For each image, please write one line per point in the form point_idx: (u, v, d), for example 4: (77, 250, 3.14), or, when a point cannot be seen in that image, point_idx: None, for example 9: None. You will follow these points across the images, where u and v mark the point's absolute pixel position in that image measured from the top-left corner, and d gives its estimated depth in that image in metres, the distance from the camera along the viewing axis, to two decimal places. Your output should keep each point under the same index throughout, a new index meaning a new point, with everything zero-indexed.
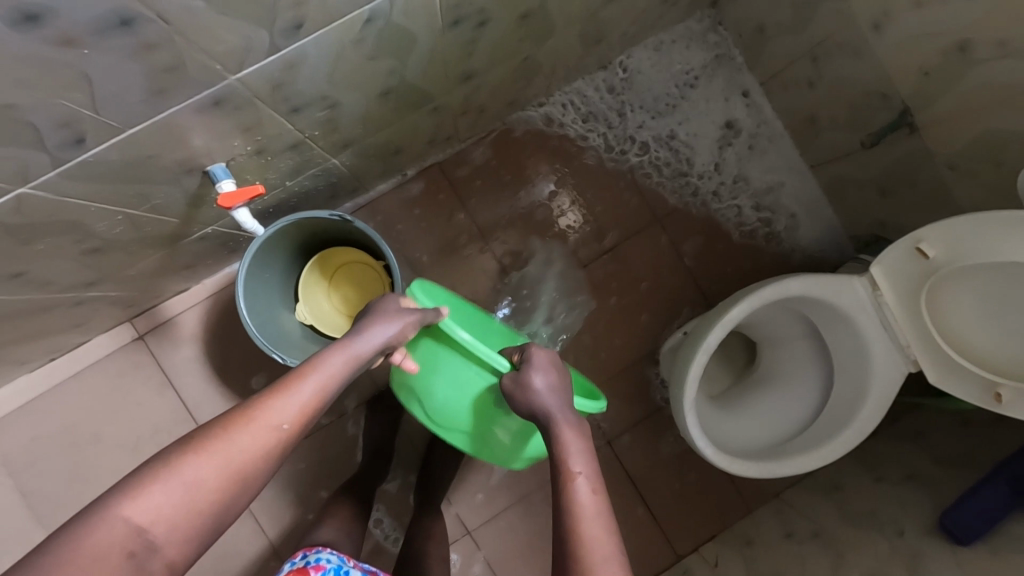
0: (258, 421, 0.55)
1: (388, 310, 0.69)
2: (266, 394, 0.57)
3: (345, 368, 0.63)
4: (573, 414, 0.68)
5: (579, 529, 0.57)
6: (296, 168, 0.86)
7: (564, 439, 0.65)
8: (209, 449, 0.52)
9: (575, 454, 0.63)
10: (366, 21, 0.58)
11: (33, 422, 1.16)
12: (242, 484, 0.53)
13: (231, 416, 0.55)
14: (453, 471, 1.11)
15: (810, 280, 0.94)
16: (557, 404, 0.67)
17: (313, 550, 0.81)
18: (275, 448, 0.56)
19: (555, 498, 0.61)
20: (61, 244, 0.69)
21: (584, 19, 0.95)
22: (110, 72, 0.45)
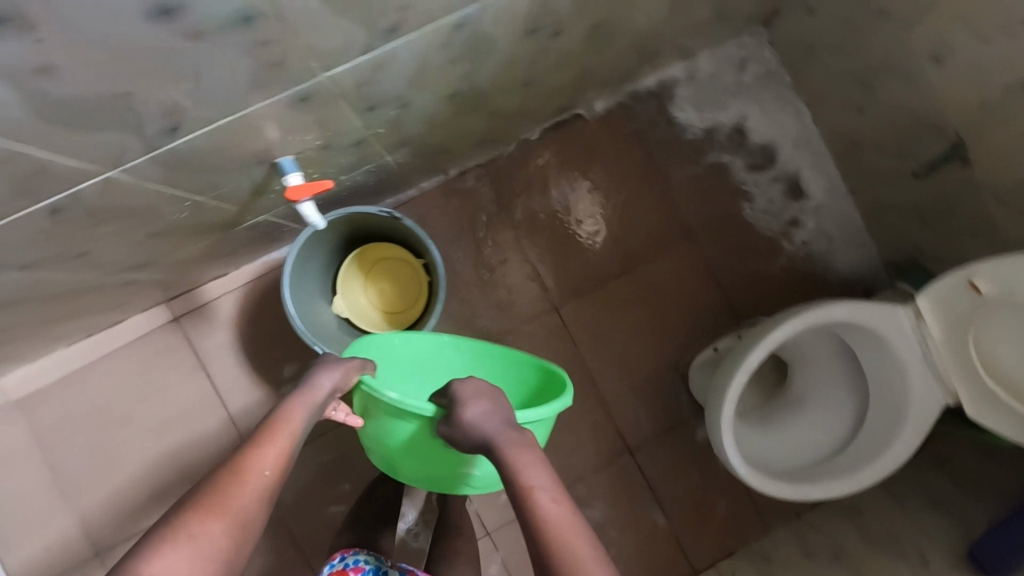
0: (245, 473, 0.61)
1: (329, 361, 0.78)
2: (243, 451, 0.63)
3: (307, 415, 0.70)
4: (514, 430, 0.67)
5: (550, 538, 0.56)
6: (354, 163, 0.86)
7: (513, 456, 0.63)
8: (208, 507, 0.57)
9: (527, 467, 0.62)
10: (456, 27, 0.59)
11: (66, 397, 1.17)
12: (246, 532, 0.58)
13: (218, 477, 0.60)
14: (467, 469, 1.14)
15: (856, 306, 0.95)
16: (495, 427, 0.67)
17: (351, 551, 0.82)
18: (266, 492, 0.61)
19: (521, 522, 0.59)
20: (129, 227, 0.70)
21: (644, 32, 0.96)
22: (218, 66, 0.46)
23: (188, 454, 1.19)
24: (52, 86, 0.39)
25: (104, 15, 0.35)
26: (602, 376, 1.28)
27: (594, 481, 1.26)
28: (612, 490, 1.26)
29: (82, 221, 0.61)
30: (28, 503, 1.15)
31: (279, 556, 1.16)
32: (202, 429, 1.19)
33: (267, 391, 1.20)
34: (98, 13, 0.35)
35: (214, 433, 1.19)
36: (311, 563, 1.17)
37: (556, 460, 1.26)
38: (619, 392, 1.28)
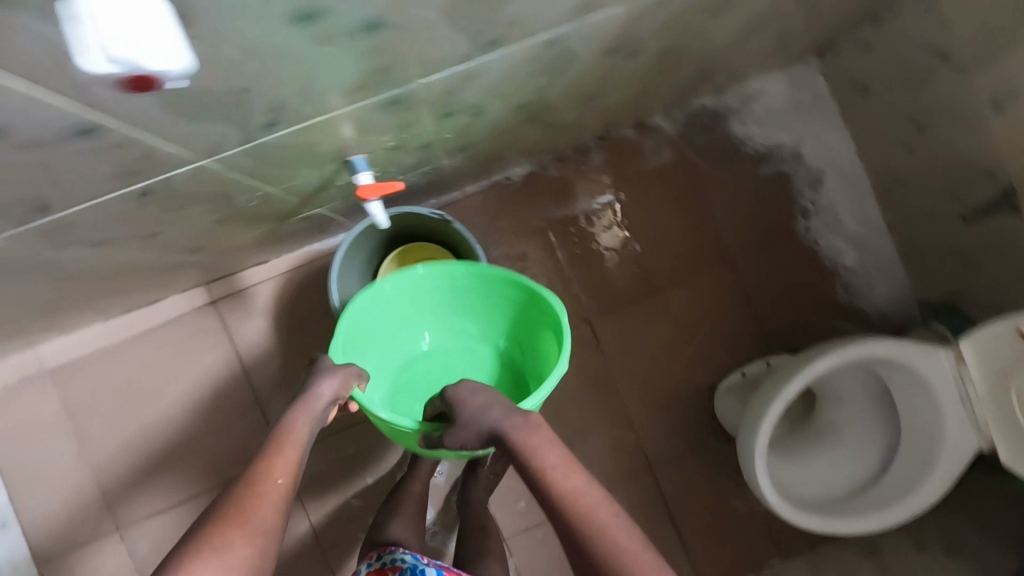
0: (259, 486, 0.66)
1: (324, 368, 0.85)
2: (255, 466, 0.69)
3: (309, 422, 0.77)
4: (519, 416, 0.72)
5: (573, 508, 0.62)
6: (415, 165, 0.87)
7: (522, 441, 0.69)
8: (231, 521, 0.61)
9: (539, 448, 0.68)
10: (548, 44, 0.60)
11: (100, 371, 1.18)
12: (267, 538, 0.62)
13: (235, 493, 0.65)
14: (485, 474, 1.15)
15: (898, 345, 0.95)
16: (498, 416, 0.73)
17: (386, 549, 0.81)
18: (279, 500, 0.66)
19: (544, 501, 0.65)
20: (201, 213, 0.71)
21: (707, 57, 0.97)
22: (331, 67, 0.46)
23: (216, 436, 1.20)
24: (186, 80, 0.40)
25: (253, 19, 0.36)
26: (629, 391, 1.29)
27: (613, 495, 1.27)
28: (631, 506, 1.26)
29: (164, 204, 0.62)
30: (56, 472, 1.17)
31: (298, 545, 1.17)
32: (231, 412, 1.20)
33: (298, 380, 1.21)
34: (249, 15, 0.36)
35: (243, 417, 1.20)
36: (328, 554, 1.18)
37: None
38: (644, 410, 1.29)
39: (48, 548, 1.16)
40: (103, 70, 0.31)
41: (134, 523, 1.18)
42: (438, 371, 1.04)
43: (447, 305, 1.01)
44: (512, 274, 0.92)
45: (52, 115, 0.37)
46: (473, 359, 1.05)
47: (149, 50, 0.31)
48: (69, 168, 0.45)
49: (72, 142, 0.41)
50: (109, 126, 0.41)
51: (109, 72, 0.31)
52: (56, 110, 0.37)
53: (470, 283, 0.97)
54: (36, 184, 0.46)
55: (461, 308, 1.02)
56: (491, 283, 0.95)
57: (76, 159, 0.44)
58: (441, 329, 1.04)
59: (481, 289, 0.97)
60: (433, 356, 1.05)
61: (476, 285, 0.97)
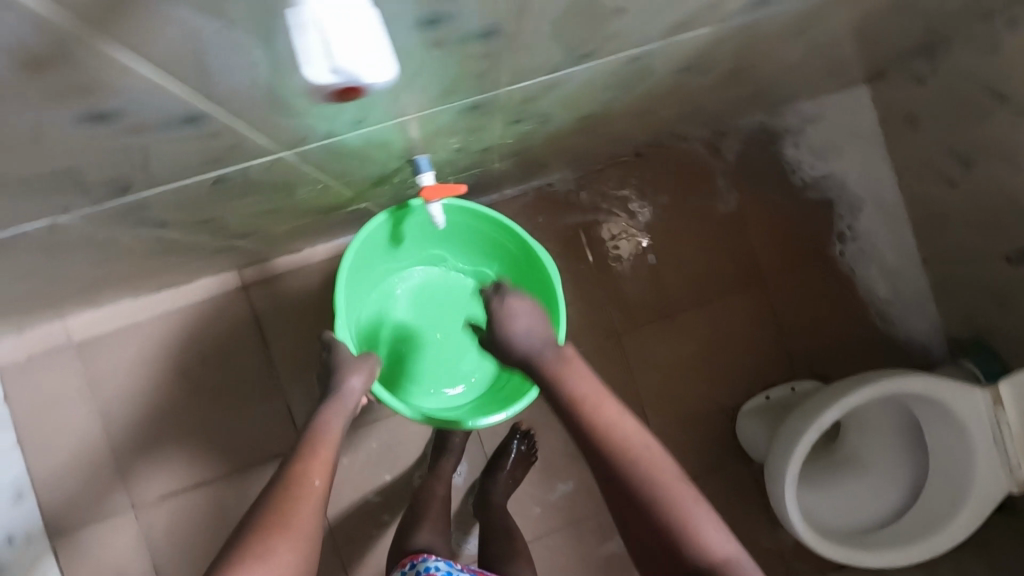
0: (294, 495, 0.63)
1: (346, 359, 0.80)
2: (289, 471, 0.66)
3: (339, 418, 0.74)
4: (552, 349, 0.70)
5: (610, 447, 0.63)
6: (470, 166, 0.86)
7: (554, 374, 0.68)
8: (272, 533, 0.59)
9: (572, 382, 0.67)
10: (634, 60, 0.59)
11: (126, 347, 1.18)
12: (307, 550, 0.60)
13: (272, 501, 0.63)
14: (506, 479, 1.15)
15: (936, 382, 0.94)
16: (536, 347, 0.70)
17: (421, 557, 0.77)
18: (316, 505, 0.63)
19: (578, 431, 0.65)
20: (261, 202, 0.70)
21: (764, 78, 0.97)
22: (431, 70, 0.46)
23: (237, 421, 1.20)
24: (299, 75, 0.39)
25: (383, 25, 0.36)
26: (652, 404, 1.28)
27: None
28: None
29: (232, 192, 0.62)
30: (76, 447, 1.16)
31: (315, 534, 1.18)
32: (254, 398, 1.20)
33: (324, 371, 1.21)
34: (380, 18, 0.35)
35: (266, 404, 1.20)
36: (342, 547, 1.17)
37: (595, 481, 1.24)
38: (666, 425, 1.28)
39: (62, 521, 1.15)
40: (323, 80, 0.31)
41: (150, 503, 1.18)
42: (418, 306, 1.03)
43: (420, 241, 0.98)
44: (476, 208, 0.91)
45: (167, 101, 0.37)
46: (454, 290, 1.04)
47: (365, 63, 0.31)
48: (163, 152, 0.45)
49: (176, 128, 0.41)
50: (214, 114, 0.41)
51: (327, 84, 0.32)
52: (173, 96, 0.36)
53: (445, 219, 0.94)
54: (126, 166, 0.46)
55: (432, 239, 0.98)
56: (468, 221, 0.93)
57: (172, 144, 0.44)
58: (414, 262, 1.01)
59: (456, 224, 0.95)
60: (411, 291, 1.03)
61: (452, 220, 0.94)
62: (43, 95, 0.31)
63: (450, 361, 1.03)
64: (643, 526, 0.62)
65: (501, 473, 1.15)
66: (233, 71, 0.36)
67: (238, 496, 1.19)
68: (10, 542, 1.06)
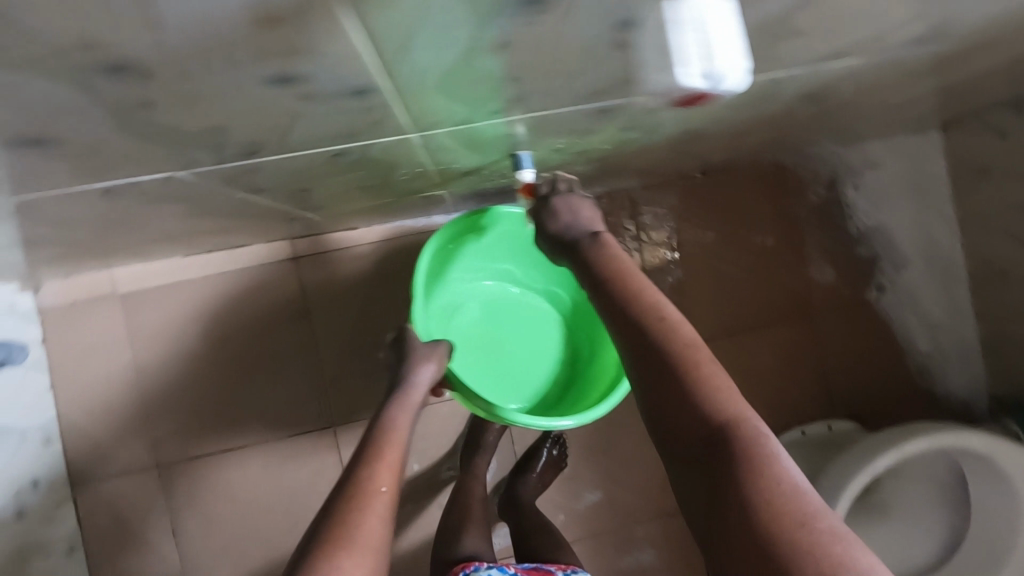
0: (361, 494, 0.62)
1: (409, 354, 0.82)
2: (359, 472, 0.66)
3: (405, 420, 0.75)
4: (589, 233, 0.65)
5: (644, 316, 0.58)
6: (558, 166, 0.85)
7: (592, 254, 0.64)
8: (344, 540, 0.57)
9: (607, 260, 0.63)
10: (772, 83, 0.58)
11: (168, 305, 1.16)
12: (376, 553, 0.58)
13: (342, 504, 0.62)
14: (538, 482, 1.13)
15: (994, 442, 0.93)
16: (581, 231, 0.66)
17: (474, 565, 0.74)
18: (384, 508, 0.62)
19: (611, 301, 0.60)
20: (357, 178, 0.68)
21: (856, 113, 0.95)
22: (597, 69, 0.44)
23: (272, 392, 1.18)
24: (484, 61, 0.38)
25: (587, 19, 0.34)
26: None
27: (653, 525, 1.22)
28: (669, 541, 1.22)
29: (340, 165, 0.60)
30: (108, 399, 1.15)
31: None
32: (292, 371, 1.19)
33: (365, 351, 1.20)
34: (599, 12, 0.34)
35: (302, 377, 1.19)
36: None
37: (621, 496, 1.22)
38: None
39: (86, 472, 1.14)
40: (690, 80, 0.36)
41: (175, 464, 1.16)
42: (483, 321, 1.01)
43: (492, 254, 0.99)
44: None
45: (355, 71, 0.36)
46: (523, 301, 1.04)
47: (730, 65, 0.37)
48: (311, 121, 0.44)
49: (344, 99, 0.40)
50: (383, 89, 0.39)
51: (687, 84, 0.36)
52: (363, 66, 0.35)
53: (519, 231, 0.94)
54: (269, 131, 0.44)
55: (504, 252, 0.99)
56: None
57: (325, 114, 0.42)
58: (484, 277, 1.01)
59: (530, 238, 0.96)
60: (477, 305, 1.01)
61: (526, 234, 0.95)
62: (252, 51, 0.30)
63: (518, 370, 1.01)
64: (664, 398, 0.55)
65: (530, 476, 1.13)
66: (432, 49, 0.34)
67: (265, 466, 1.18)
68: (35, 485, 1.05)
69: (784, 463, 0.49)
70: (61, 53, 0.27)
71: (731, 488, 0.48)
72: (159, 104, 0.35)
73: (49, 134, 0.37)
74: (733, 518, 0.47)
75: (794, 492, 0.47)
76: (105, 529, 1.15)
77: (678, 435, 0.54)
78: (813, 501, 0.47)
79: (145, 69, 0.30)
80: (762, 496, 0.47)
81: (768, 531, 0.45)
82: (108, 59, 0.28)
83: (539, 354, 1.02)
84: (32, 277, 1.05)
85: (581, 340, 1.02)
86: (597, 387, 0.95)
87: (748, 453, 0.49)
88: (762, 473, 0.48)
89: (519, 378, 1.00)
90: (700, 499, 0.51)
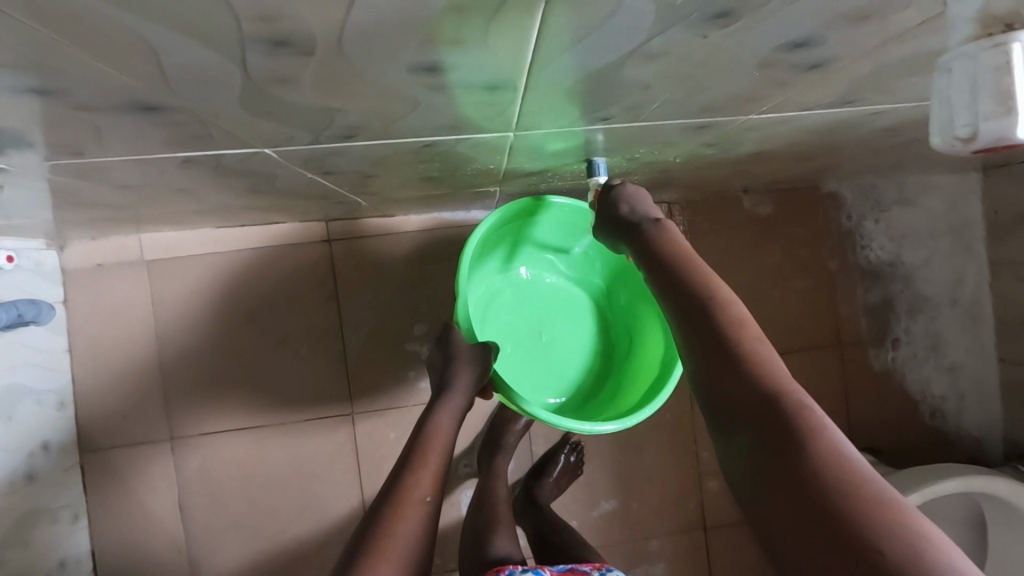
0: (407, 502, 0.61)
1: (456, 357, 0.80)
2: (405, 478, 0.64)
3: (449, 426, 0.73)
4: (650, 219, 0.65)
5: (697, 287, 0.57)
6: (622, 173, 0.84)
7: (650, 236, 0.64)
8: (389, 548, 0.56)
9: (668, 239, 0.63)
10: (872, 113, 0.58)
11: (194, 276, 1.13)
12: (415, 563, 0.57)
13: (386, 510, 0.60)
14: (556, 486, 1.13)
15: (1021, 488, 0.93)
16: (642, 215, 0.67)
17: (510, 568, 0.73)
18: (425, 518, 0.60)
19: (665, 274, 0.60)
20: (430, 168, 0.66)
21: (919, 150, 0.94)
22: (725, 87, 0.43)
23: (293, 374, 1.16)
24: (632, 68, 0.36)
25: (754, 36, 0.33)
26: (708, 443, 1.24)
27: (663, 537, 1.22)
28: (678, 554, 1.23)
29: (423, 155, 0.58)
30: (125, 367, 1.12)
31: (354, 499, 1.19)
32: (316, 353, 1.17)
33: (392, 340, 1.18)
34: (773, 29, 0.33)
35: (326, 360, 1.17)
36: None
37: (635, 508, 1.22)
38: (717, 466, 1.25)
39: (95, 439, 1.11)
40: (964, 143, 0.34)
41: (188, 438, 1.14)
42: (521, 310, 1.00)
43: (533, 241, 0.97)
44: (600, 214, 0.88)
45: (503, 67, 0.34)
46: (562, 288, 1.02)
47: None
48: (427, 111, 0.42)
49: (475, 93, 0.38)
50: (515, 88, 0.38)
51: (973, 144, 0.34)
52: (515, 64, 0.33)
53: (565, 222, 0.93)
54: (380, 117, 0.42)
55: (545, 240, 0.97)
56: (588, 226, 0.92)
57: (446, 105, 0.41)
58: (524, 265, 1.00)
59: (574, 229, 0.94)
60: (515, 294, 1.00)
61: (572, 225, 0.94)
62: (421, 37, 0.28)
63: (555, 361, 1.00)
64: (709, 365, 0.51)
65: (547, 480, 1.12)
66: (593, 53, 0.33)
67: (280, 448, 1.16)
68: (45, 449, 1.03)
69: (835, 434, 0.44)
70: (237, 23, 0.25)
71: (774, 452, 0.44)
72: (299, 81, 0.33)
73: (170, 101, 0.35)
74: (773, 488, 0.42)
75: (840, 461, 0.41)
76: (111, 498, 1.12)
77: (718, 402, 0.50)
78: (860, 472, 0.41)
79: (307, 45, 0.28)
80: (807, 460, 0.42)
81: (815, 493, 0.40)
82: (279, 33, 0.26)
83: (574, 346, 1.00)
84: (60, 236, 1.01)
85: (617, 333, 1.01)
86: (634, 383, 0.94)
87: (792, 420, 0.44)
88: (805, 441, 0.43)
89: (554, 370, 0.99)
90: (738, 469, 0.46)
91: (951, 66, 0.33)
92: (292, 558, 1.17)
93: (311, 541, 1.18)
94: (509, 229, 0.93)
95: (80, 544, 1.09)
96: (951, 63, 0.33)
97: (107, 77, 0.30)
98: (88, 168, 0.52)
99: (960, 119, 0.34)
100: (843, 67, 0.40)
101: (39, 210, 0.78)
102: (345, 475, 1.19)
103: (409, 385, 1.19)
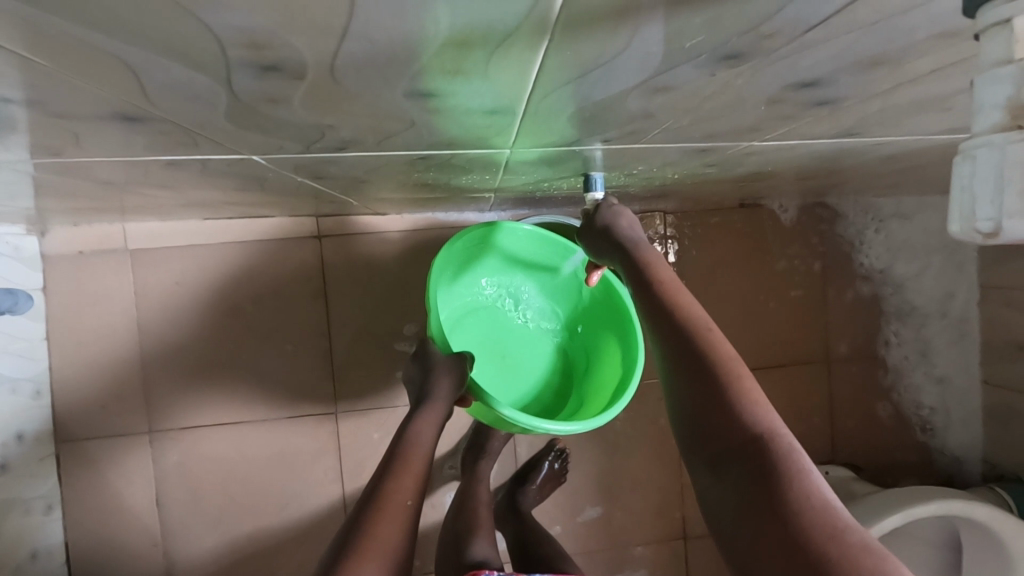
0: (388, 505, 0.60)
1: (444, 363, 0.80)
2: (386, 483, 0.63)
3: (433, 429, 0.72)
4: (642, 243, 0.65)
5: (682, 318, 0.56)
6: (621, 186, 0.83)
7: (636, 259, 0.63)
8: (367, 552, 0.54)
9: (660, 265, 0.62)
10: (875, 143, 0.57)
11: (181, 267, 1.10)
12: (394, 563, 0.55)
13: (366, 514, 0.59)
14: (539, 492, 1.12)
15: (999, 513, 0.94)
16: (633, 236, 0.66)
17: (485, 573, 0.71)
18: (406, 522, 0.59)
19: (652, 302, 0.59)
20: (424, 177, 0.64)
21: (918, 173, 0.94)
22: (729, 119, 0.42)
23: (277, 369, 1.15)
24: (637, 100, 0.35)
25: (763, 75, 0.32)
26: None
27: (644, 546, 1.23)
28: (658, 562, 1.23)
29: (419, 166, 0.56)
30: (106, 358, 1.09)
31: (335, 497, 1.18)
32: (302, 350, 1.15)
33: (381, 338, 1.17)
34: (785, 70, 0.32)
35: (311, 358, 1.16)
36: None
37: (617, 516, 1.22)
38: None
39: (72, 429, 1.09)
40: (984, 236, 0.31)
41: (168, 431, 1.12)
42: (486, 332, 0.99)
43: (503, 264, 0.98)
44: None
45: (504, 95, 0.32)
46: (538, 296, 1.01)
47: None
48: (424, 130, 0.40)
49: (472, 116, 0.37)
50: (515, 112, 0.36)
51: (995, 238, 0.31)
52: (514, 93, 0.32)
53: (533, 244, 0.94)
54: (374, 134, 0.41)
55: (508, 265, 0.99)
56: (551, 249, 0.95)
57: (442, 126, 0.39)
58: (496, 286, 0.99)
59: (540, 253, 0.96)
60: (480, 316, 0.99)
61: (540, 246, 0.95)
62: (417, 68, 0.27)
63: (529, 367, 1.00)
64: (695, 396, 0.50)
65: (531, 487, 1.11)
66: (596, 86, 0.32)
67: (261, 443, 1.15)
68: (20, 439, 1.01)
69: (815, 477, 0.44)
70: (222, 49, 0.24)
71: (761, 491, 0.43)
72: (290, 101, 0.31)
73: (152, 113, 0.33)
74: (755, 526, 0.42)
75: (824, 506, 0.41)
76: (87, 489, 1.10)
77: (702, 435, 0.49)
78: (845, 518, 0.41)
79: (298, 70, 0.27)
80: (790, 501, 0.41)
81: (794, 536, 0.40)
82: (267, 59, 0.25)
83: (536, 366, 1.00)
84: (40, 222, 0.98)
85: (583, 353, 1.00)
86: (596, 395, 0.93)
87: (775, 461, 0.44)
88: (788, 484, 0.42)
89: (525, 380, 0.99)
90: (722, 504, 0.45)
91: (976, 153, 0.30)
92: (271, 554, 1.17)
93: (291, 537, 1.17)
94: (484, 241, 0.92)
95: (53, 535, 1.07)
96: (976, 151, 0.30)
97: (83, 90, 0.29)
98: (69, 166, 0.50)
99: (982, 211, 0.30)
100: (851, 105, 0.39)
101: (19, 199, 0.75)
102: (328, 473, 1.18)
103: (395, 385, 1.18)
